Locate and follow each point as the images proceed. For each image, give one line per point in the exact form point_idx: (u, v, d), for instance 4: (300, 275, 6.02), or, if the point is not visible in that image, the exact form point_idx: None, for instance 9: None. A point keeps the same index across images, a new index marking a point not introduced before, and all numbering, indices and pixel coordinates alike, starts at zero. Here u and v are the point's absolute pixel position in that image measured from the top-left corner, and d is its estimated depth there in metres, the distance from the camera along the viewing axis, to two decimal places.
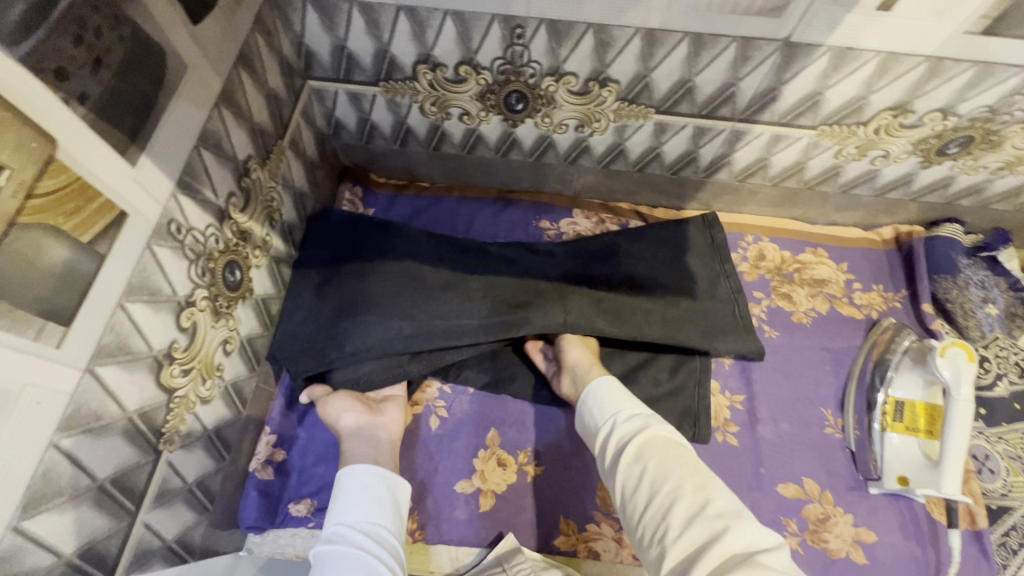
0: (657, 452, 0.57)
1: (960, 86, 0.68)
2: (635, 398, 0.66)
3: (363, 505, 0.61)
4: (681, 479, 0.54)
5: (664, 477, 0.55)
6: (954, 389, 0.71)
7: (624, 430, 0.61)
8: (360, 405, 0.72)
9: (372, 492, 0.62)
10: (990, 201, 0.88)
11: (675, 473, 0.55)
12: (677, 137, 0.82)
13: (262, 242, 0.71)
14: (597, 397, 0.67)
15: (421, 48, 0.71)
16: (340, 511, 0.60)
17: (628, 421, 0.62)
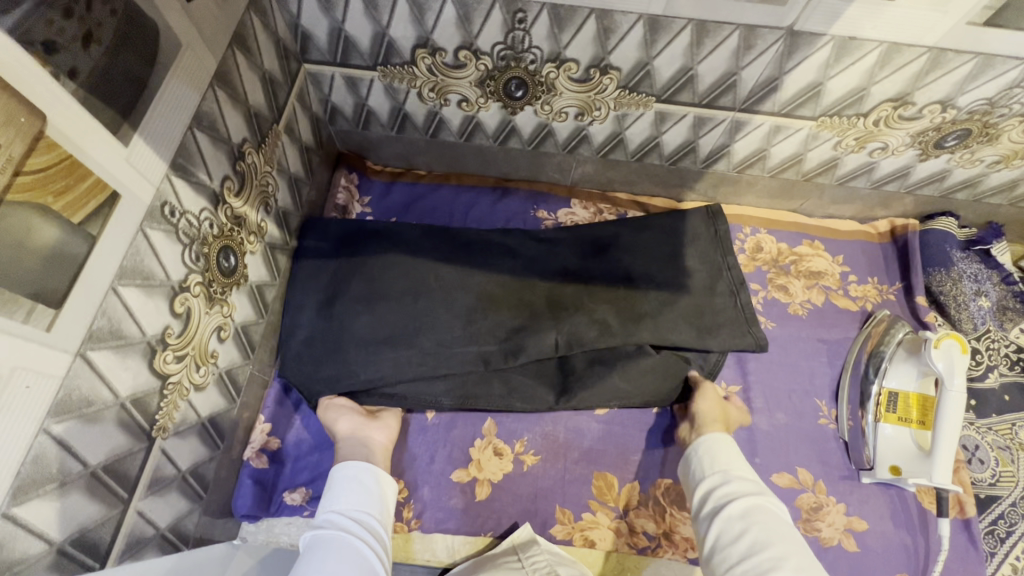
0: (765, 517, 0.58)
1: (960, 78, 0.68)
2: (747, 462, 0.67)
3: (351, 496, 0.64)
4: (786, 549, 0.54)
5: (770, 539, 0.56)
6: (948, 380, 0.71)
7: (733, 484, 0.63)
8: (356, 414, 0.73)
9: (358, 483, 0.66)
10: (985, 195, 0.89)
11: (779, 538, 0.56)
12: (677, 127, 0.81)
13: (257, 227, 0.70)
14: (713, 449, 0.68)
15: (420, 32, 0.70)
16: (330, 501, 0.64)
17: (737, 475, 0.64)
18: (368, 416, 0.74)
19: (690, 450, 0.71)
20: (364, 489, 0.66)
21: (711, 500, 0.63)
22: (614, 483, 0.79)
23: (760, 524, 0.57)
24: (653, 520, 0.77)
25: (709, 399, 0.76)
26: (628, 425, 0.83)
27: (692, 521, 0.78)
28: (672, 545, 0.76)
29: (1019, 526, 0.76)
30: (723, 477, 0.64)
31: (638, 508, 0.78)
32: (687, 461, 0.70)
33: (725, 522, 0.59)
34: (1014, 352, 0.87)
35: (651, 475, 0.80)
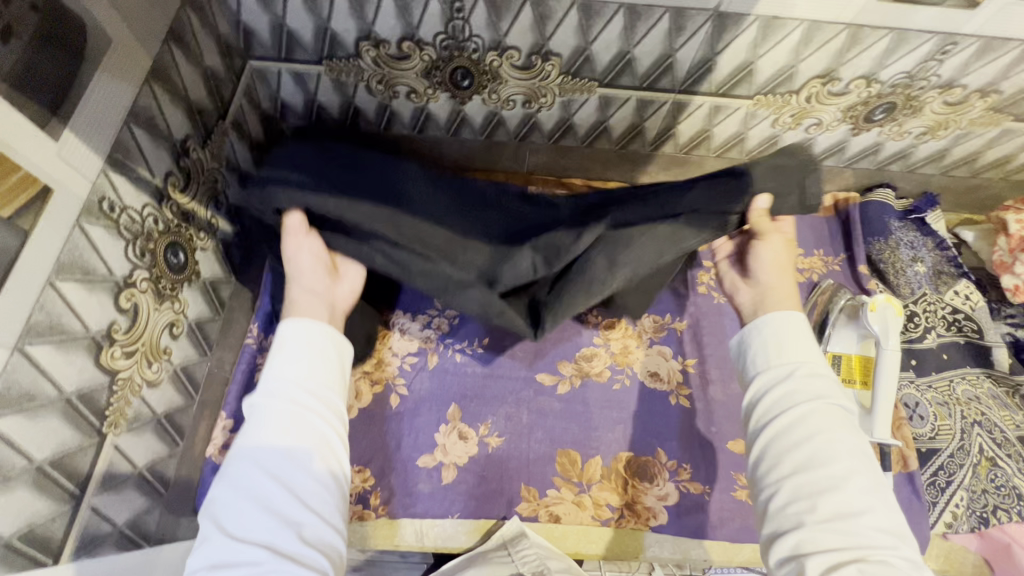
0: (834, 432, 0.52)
1: (879, 53, 0.71)
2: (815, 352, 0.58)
3: (318, 372, 0.54)
4: (857, 474, 0.49)
5: (837, 465, 0.49)
6: (882, 341, 0.75)
7: (798, 375, 0.56)
8: (319, 244, 0.62)
9: (308, 353, 0.54)
10: (916, 166, 0.94)
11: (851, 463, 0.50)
12: (622, 110, 0.84)
13: (207, 224, 0.70)
14: (778, 330, 0.59)
15: (362, 25, 0.71)
16: (249, 436, 0.50)
17: (802, 366, 0.57)
18: (332, 272, 0.64)
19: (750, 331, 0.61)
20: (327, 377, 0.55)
21: (773, 381, 0.56)
22: (577, 459, 0.81)
23: (831, 444, 0.51)
24: (616, 492, 0.80)
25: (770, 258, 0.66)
26: (589, 403, 0.85)
27: (653, 491, 0.80)
28: (634, 515, 0.79)
29: (957, 475, 0.81)
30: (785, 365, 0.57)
31: (601, 482, 0.80)
32: (746, 339, 0.61)
33: (791, 430, 0.52)
34: (950, 314, 0.91)
35: (612, 449, 0.82)
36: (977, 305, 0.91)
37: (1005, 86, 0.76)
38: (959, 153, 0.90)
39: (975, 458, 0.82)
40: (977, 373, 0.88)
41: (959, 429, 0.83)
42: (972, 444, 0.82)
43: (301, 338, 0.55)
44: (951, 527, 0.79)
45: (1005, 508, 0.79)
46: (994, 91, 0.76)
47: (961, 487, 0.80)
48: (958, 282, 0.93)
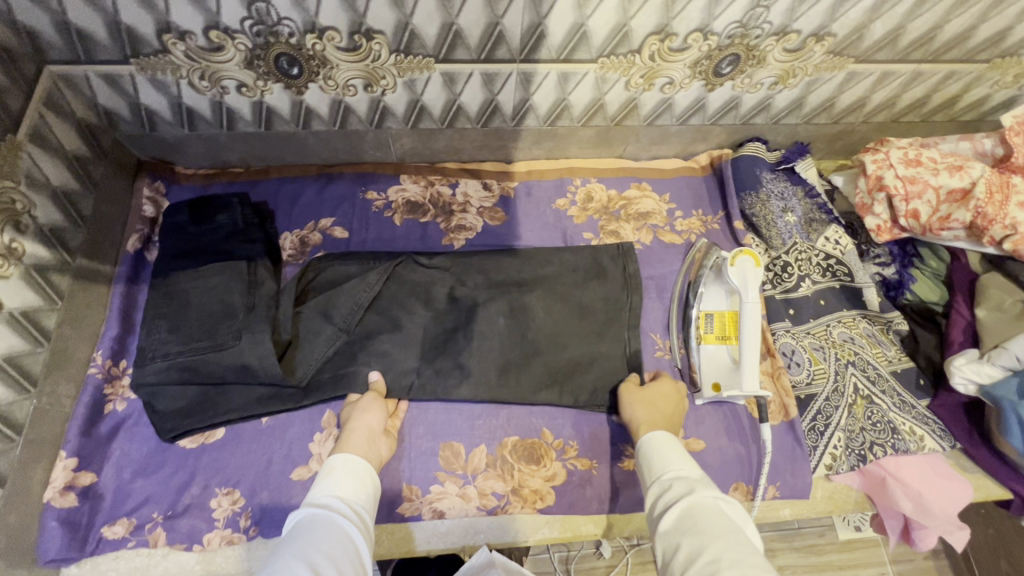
0: (710, 523, 0.52)
1: (704, 3, 0.70)
2: (692, 458, 0.63)
3: (365, 498, 0.64)
4: (731, 542, 0.50)
5: (696, 526, 0.53)
6: (743, 293, 0.75)
7: (685, 496, 0.56)
8: None
9: (363, 475, 0.65)
10: (780, 116, 0.94)
11: (695, 502, 0.55)
12: (470, 86, 0.81)
13: (5, 249, 0.64)
14: (650, 448, 0.66)
15: (157, 16, 0.66)
16: (329, 486, 0.63)
17: (687, 484, 0.58)
18: None
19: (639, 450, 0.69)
20: (370, 505, 0.64)
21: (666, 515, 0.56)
22: (461, 450, 0.79)
23: (695, 522, 0.53)
24: (503, 479, 0.78)
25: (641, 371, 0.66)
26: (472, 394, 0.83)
27: (540, 473, 0.79)
28: (521, 499, 0.77)
29: (834, 418, 0.82)
30: (676, 484, 0.59)
31: (487, 470, 0.78)
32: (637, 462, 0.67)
33: (669, 518, 0.56)
34: (824, 260, 0.92)
35: (496, 435, 0.80)
36: (847, 248, 0.92)
37: (837, 28, 0.76)
38: (815, 100, 0.91)
39: (850, 399, 0.83)
40: (853, 314, 0.89)
41: (833, 371, 0.84)
42: (846, 384, 0.83)
43: (351, 474, 0.65)
44: (832, 469, 0.80)
45: (881, 444, 0.80)
46: (828, 34, 0.77)
47: (839, 429, 0.81)
48: (828, 227, 0.94)
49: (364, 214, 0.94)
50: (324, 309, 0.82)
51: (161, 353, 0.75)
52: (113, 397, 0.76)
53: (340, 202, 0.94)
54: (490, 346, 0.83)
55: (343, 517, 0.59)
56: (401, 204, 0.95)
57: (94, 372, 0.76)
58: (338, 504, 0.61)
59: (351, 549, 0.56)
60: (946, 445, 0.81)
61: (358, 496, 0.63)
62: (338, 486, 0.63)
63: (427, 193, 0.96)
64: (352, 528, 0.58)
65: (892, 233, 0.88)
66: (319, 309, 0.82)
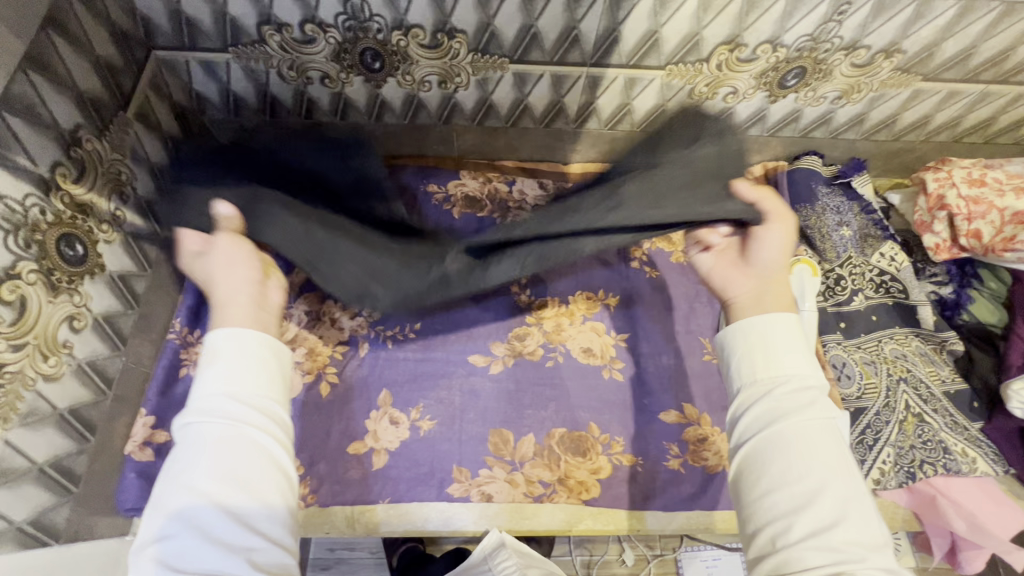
0: (822, 461, 0.46)
1: (778, 16, 0.72)
2: (801, 351, 0.51)
3: (263, 358, 0.49)
4: (849, 484, 0.45)
5: (804, 450, 0.46)
6: (799, 302, 0.76)
7: (806, 419, 0.47)
8: None
9: (250, 358, 0.48)
10: (839, 131, 0.95)
11: (811, 431, 0.47)
12: (539, 87, 0.84)
13: (111, 217, 0.69)
14: (751, 336, 0.52)
15: (260, 8, 0.70)
16: (214, 380, 0.47)
17: (805, 401, 0.48)
18: None
19: (726, 328, 0.55)
20: (268, 357, 0.50)
21: (768, 439, 0.48)
22: (510, 437, 0.82)
23: (815, 460, 0.46)
24: (549, 468, 0.80)
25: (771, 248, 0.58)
26: (522, 383, 0.85)
27: (586, 465, 0.81)
28: (567, 490, 0.79)
29: (884, 432, 0.81)
30: (790, 400, 0.49)
31: (534, 459, 0.80)
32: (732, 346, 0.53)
33: (759, 445, 0.48)
34: (877, 276, 0.92)
35: (544, 425, 0.83)
36: (903, 264, 0.92)
37: (907, 45, 0.76)
38: (876, 116, 0.91)
39: (902, 415, 0.82)
40: (906, 332, 0.89)
41: (885, 386, 0.84)
42: (897, 401, 0.83)
43: (227, 357, 0.48)
44: (880, 483, 0.79)
45: (930, 462, 0.80)
46: (897, 51, 0.77)
47: (888, 444, 0.81)
48: (884, 244, 0.94)
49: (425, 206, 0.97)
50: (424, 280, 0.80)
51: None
52: (187, 362, 0.79)
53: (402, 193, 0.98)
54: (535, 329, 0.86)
55: (232, 414, 0.45)
56: (459, 198, 0.99)
57: (172, 338, 0.79)
58: (228, 407, 0.45)
59: (266, 454, 0.45)
60: (1000, 470, 0.80)
61: (242, 377, 0.47)
62: (224, 377, 0.47)
63: (485, 189, 1.00)
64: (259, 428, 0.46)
65: (950, 252, 0.88)
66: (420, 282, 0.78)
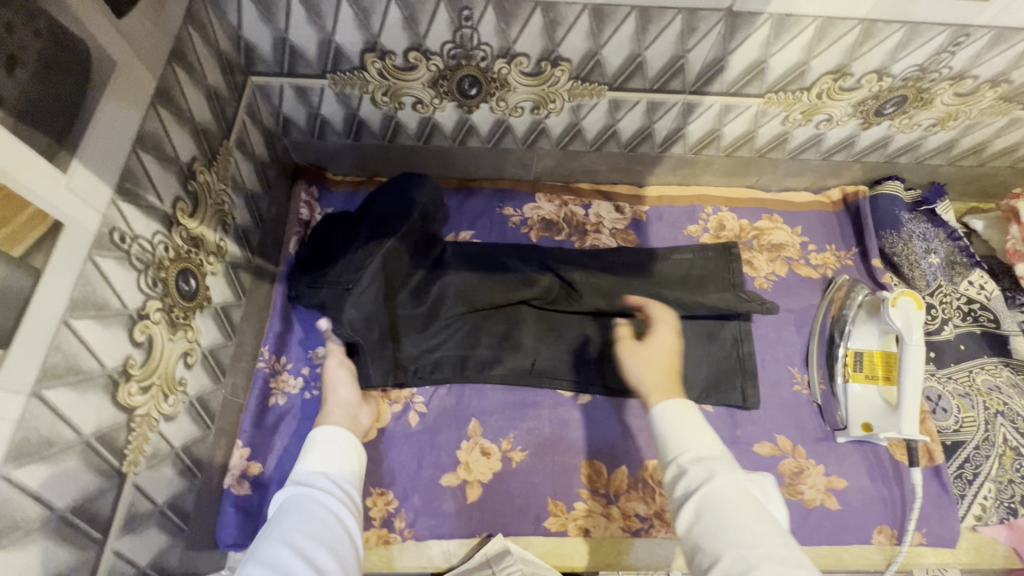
0: (760, 512, 0.48)
1: (892, 47, 0.70)
2: (710, 429, 0.57)
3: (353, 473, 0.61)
4: (745, 544, 0.46)
5: (746, 523, 0.47)
6: (906, 335, 0.75)
7: (716, 480, 0.51)
8: None
9: (347, 447, 0.62)
10: (924, 157, 0.94)
11: (720, 490, 0.50)
12: (632, 113, 0.83)
13: (216, 247, 0.68)
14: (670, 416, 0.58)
15: (368, 36, 0.69)
16: (308, 467, 0.59)
17: (707, 468, 0.52)
18: None
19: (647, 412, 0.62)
20: (357, 484, 0.61)
21: (685, 497, 0.52)
22: (603, 469, 0.80)
23: (728, 516, 0.48)
24: (645, 501, 0.79)
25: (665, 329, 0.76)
26: (610, 414, 0.84)
27: None
28: (664, 523, 0.78)
29: (984, 467, 0.80)
30: (695, 470, 0.53)
31: (629, 492, 0.79)
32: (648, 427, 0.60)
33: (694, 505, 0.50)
34: (965, 304, 0.91)
35: (636, 458, 0.81)
36: (992, 294, 0.91)
37: (1016, 75, 0.75)
38: (967, 143, 0.90)
39: (1002, 449, 0.81)
40: (996, 361, 0.87)
41: (983, 420, 0.83)
42: (997, 434, 0.81)
43: (338, 445, 0.63)
44: (981, 519, 0.79)
45: None
46: (1004, 81, 0.76)
47: (989, 479, 0.80)
48: (972, 272, 0.93)
49: (502, 229, 0.96)
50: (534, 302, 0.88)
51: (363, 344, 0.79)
52: (276, 390, 0.79)
53: (479, 215, 0.97)
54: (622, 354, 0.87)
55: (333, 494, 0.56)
56: (536, 221, 0.98)
57: (262, 366, 0.79)
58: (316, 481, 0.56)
59: (331, 518, 0.52)
60: None
61: (342, 467, 0.60)
62: (318, 462, 0.60)
63: (561, 212, 0.99)
64: (332, 500, 0.54)
65: None
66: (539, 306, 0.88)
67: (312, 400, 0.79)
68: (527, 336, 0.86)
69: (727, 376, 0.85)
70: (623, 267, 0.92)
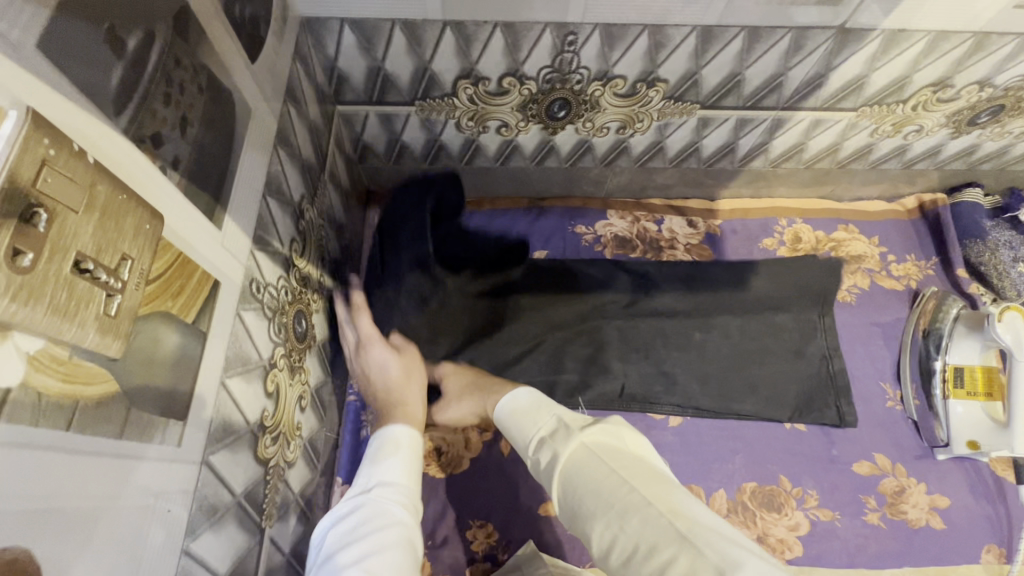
0: (598, 460, 0.48)
1: (1001, 58, 0.69)
2: (546, 406, 0.57)
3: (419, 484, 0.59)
4: (614, 487, 0.45)
5: (597, 487, 0.46)
6: (1017, 352, 0.73)
7: (554, 461, 0.50)
8: None
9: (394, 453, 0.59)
10: (1007, 163, 0.92)
11: (573, 458, 0.49)
12: (719, 130, 0.81)
13: (318, 284, 0.67)
14: (517, 409, 0.59)
15: (465, 63, 0.67)
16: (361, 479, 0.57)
17: (549, 449, 0.52)
18: None
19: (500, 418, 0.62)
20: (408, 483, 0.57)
21: (548, 485, 0.51)
22: (702, 493, 0.79)
23: (579, 485, 0.47)
24: (747, 525, 0.77)
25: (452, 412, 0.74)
26: (702, 435, 0.83)
27: (784, 522, 0.78)
28: (769, 548, 0.76)
29: None
30: (542, 454, 0.52)
31: (730, 516, 0.78)
32: (506, 428, 0.60)
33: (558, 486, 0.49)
34: None
35: (734, 481, 0.80)
36: None
37: None
38: None
39: None
40: None
41: None
42: None
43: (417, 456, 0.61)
44: None
45: None
46: None
47: None
48: None
49: (576, 248, 0.95)
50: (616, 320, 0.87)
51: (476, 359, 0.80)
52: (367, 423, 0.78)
53: (552, 233, 0.96)
54: (710, 373, 0.85)
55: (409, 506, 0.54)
56: (610, 239, 0.96)
57: (353, 401, 0.79)
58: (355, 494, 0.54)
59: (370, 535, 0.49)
60: None
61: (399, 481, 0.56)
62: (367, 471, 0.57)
63: (634, 229, 0.97)
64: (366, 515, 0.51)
65: None
66: (622, 323, 0.87)
67: None
68: (612, 358, 0.85)
69: (818, 402, 0.84)
70: (707, 283, 0.90)
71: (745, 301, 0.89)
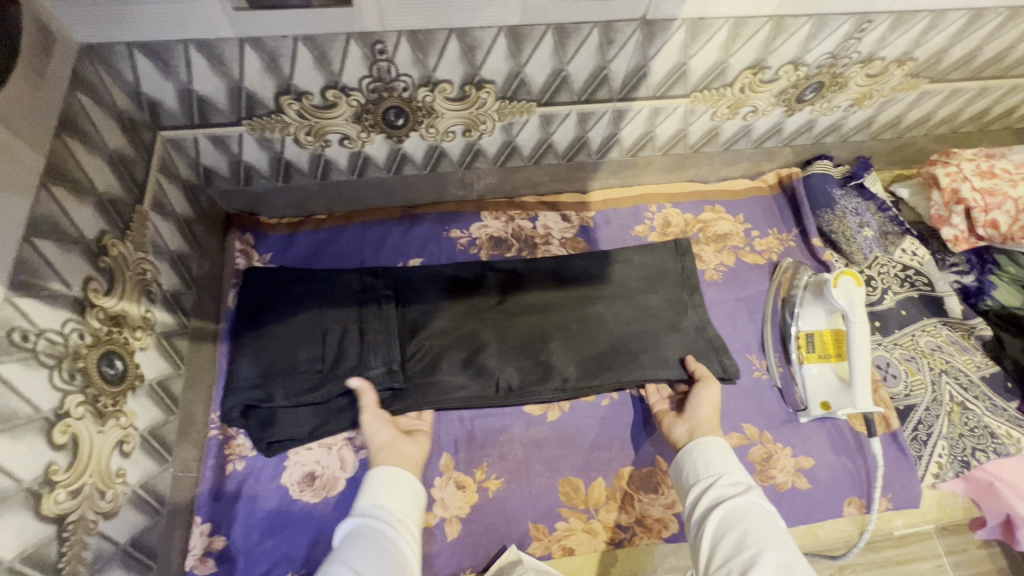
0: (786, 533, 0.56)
1: (803, 39, 0.73)
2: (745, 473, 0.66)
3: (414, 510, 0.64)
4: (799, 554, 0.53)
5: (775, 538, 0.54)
6: (851, 312, 0.77)
7: (747, 499, 0.59)
8: None
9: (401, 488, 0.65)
10: (847, 134, 0.98)
11: (756, 509, 0.58)
12: (564, 125, 0.82)
13: (142, 321, 0.64)
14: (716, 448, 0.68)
15: (279, 79, 0.66)
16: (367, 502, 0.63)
17: (747, 490, 0.61)
18: None
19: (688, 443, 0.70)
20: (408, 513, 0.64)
21: (714, 510, 0.60)
22: (580, 485, 0.80)
23: (752, 527, 0.56)
24: (625, 510, 0.79)
25: (707, 406, 0.76)
26: (581, 425, 0.84)
27: (660, 501, 0.80)
28: (646, 529, 0.78)
29: (936, 427, 0.84)
30: (736, 487, 0.62)
31: (608, 503, 0.79)
32: (685, 455, 0.69)
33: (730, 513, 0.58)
34: (902, 272, 0.95)
35: (611, 467, 0.81)
36: (924, 258, 0.96)
37: (919, 53, 0.79)
38: (884, 118, 0.94)
39: (949, 407, 0.84)
40: (935, 322, 0.92)
41: (929, 380, 0.87)
42: (942, 393, 0.85)
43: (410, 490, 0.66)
44: (940, 477, 0.82)
45: (982, 448, 0.80)
46: (910, 59, 0.80)
47: (941, 437, 0.83)
48: (903, 239, 0.97)
49: (451, 253, 0.94)
50: (491, 321, 0.86)
51: (355, 354, 0.77)
52: (232, 456, 0.75)
53: (425, 240, 0.95)
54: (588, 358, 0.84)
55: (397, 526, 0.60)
56: (485, 240, 0.96)
57: (214, 434, 0.75)
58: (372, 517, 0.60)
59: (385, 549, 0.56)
60: None
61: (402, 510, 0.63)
62: (378, 496, 0.63)
63: (509, 228, 0.97)
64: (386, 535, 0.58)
65: (969, 243, 0.92)
66: (496, 322, 0.86)
67: (274, 460, 0.75)
68: (489, 356, 0.82)
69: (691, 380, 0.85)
70: (578, 275, 0.91)
71: (617, 288, 0.90)
